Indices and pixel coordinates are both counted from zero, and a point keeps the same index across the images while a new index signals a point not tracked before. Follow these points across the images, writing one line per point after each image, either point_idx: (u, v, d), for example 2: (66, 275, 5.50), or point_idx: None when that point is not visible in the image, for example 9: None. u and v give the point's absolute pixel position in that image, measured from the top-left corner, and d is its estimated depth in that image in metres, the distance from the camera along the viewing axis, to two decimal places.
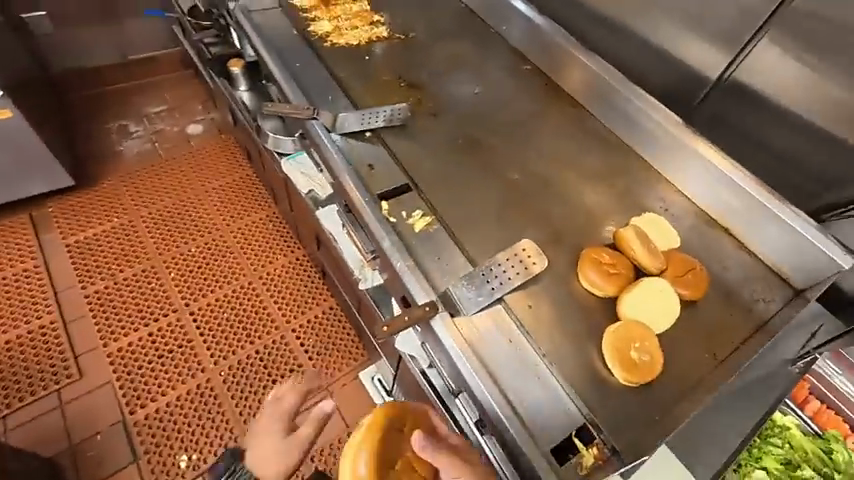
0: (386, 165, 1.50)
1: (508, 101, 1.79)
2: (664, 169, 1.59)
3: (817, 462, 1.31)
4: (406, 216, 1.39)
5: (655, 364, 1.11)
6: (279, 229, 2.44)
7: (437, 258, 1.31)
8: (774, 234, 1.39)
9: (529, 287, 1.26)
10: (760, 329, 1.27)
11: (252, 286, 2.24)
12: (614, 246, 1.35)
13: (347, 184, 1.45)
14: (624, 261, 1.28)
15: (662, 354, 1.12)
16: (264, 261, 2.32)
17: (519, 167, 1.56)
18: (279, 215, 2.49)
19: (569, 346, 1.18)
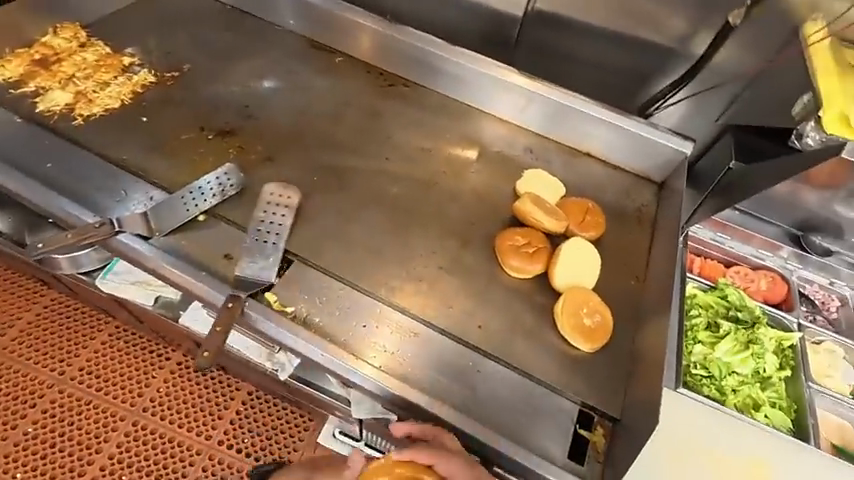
0: (247, 243, 1.18)
1: (339, 105, 1.57)
2: (516, 120, 1.61)
3: (722, 307, 1.53)
4: (304, 298, 1.13)
5: (606, 319, 1.15)
6: (87, 325, 1.42)
7: (362, 325, 1.11)
8: (620, 143, 1.53)
9: (468, 302, 1.18)
10: (653, 234, 1.41)
11: (90, 435, 1.28)
12: (518, 221, 1.33)
13: (206, 293, 1.09)
14: (537, 233, 1.29)
15: (606, 307, 1.17)
16: (88, 388, 1.33)
17: (389, 176, 1.40)
18: (77, 305, 1.44)
19: (531, 343, 1.14)
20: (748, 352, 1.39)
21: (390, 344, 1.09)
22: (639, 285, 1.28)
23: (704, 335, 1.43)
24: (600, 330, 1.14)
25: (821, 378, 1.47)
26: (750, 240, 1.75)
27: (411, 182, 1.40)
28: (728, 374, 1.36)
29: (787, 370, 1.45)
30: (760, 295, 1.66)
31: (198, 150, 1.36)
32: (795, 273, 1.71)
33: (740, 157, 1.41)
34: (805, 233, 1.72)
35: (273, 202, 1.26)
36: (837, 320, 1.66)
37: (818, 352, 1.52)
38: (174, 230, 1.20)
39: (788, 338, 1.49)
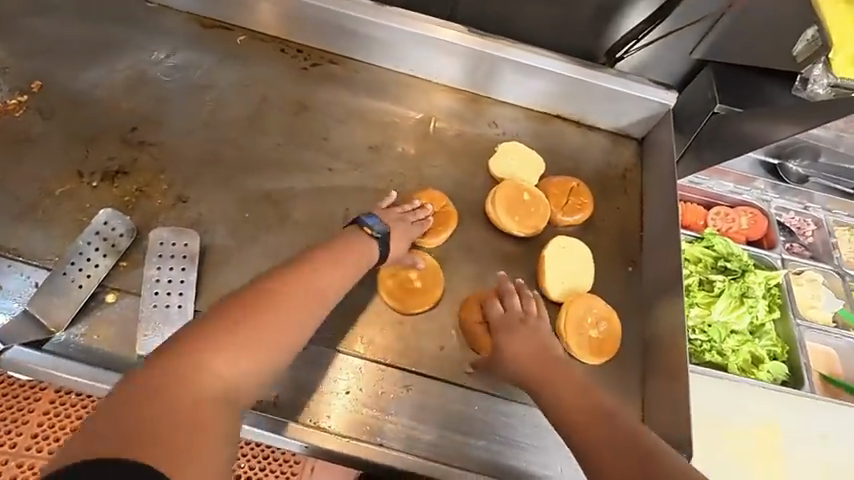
0: (156, 315, 0.94)
1: (256, 106, 1.25)
2: (473, 88, 1.35)
3: (711, 258, 1.46)
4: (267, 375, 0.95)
5: (611, 322, 1.07)
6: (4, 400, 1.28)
7: (344, 393, 0.96)
8: (586, 98, 1.32)
9: (457, 335, 1.05)
10: (643, 200, 1.26)
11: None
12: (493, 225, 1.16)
13: None
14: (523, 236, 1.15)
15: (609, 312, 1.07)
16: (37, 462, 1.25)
17: (337, 192, 1.15)
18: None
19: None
20: (743, 307, 1.36)
21: (382, 409, 0.96)
22: (636, 269, 1.17)
23: (698, 297, 1.38)
24: (598, 346, 1.05)
25: (808, 310, 1.48)
26: (725, 177, 1.66)
27: (366, 195, 1.17)
28: (726, 334, 1.33)
29: (778, 312, 1.43)
30: (742, 234, 1.61)
31: (85, 206, 1.05)
32: (772, 204, 1.68)
33: (726, 97, 1.24)
34: (782, 162, 1.61)
35: (169, 254, 0.97)
36: (814, 244, 1.66)
37: (803, 285, 1.52)
38: (75, 323, 0.94)
39: (775, 277, 1.45)
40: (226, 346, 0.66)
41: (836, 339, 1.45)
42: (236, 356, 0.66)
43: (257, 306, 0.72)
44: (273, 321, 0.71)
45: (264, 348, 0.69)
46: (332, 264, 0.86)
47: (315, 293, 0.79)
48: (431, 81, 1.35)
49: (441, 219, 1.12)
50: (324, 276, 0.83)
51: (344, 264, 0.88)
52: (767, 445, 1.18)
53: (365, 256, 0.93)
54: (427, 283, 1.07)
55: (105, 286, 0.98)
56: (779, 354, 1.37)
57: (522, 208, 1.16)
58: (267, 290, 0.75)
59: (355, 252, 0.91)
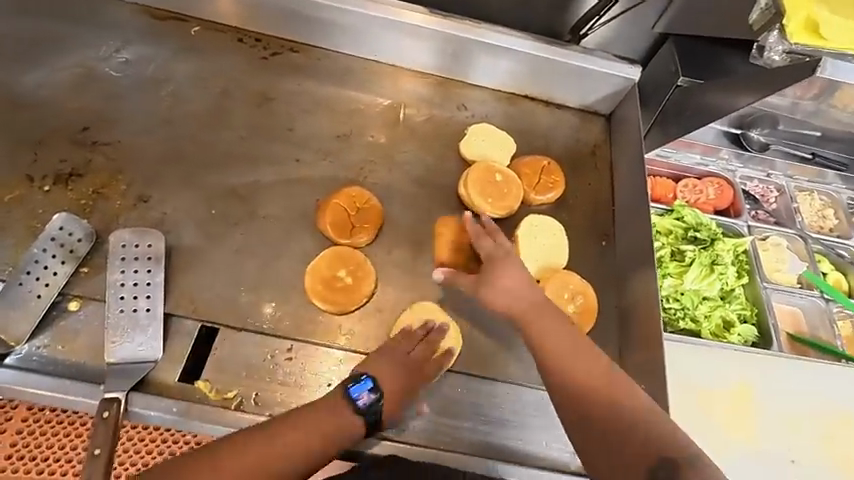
0: (123, 321, 0.90)
1: (216, 99, 1.21)
2: (441, 71, 1.33)
3: (682, 230, 1.50)
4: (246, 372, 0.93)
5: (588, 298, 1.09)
6: None
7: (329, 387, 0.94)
8: (552, 76, 1.32)
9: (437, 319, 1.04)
10: (614, 176, 1.27)
11: None
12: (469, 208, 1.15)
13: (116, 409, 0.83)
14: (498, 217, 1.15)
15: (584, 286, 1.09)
16: None
17: (307, 183, 1.12)
18: None
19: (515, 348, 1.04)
20: (713, 274, 1.40)
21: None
22: (610, 244, 1.18)
23: (671, 267, 1.41)
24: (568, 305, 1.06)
25: (774, 273, 1.54)
26: (692, 148, 1.69)
27: (337, 184, 1.14)
28: (698, 301, 1.37)
29: (746, 277, 1.48)
30: (710, 205, 1.65)
31: (39, 212, 1.00)
32: (737, 174, 1.72)
33: (688, 70, 1.26)
34: (745, 131, 1.67)
35: (132, 257, 0.93)
36: (777, 210, 1.71)
37: (769, 250, 1.57)
38: (38, 334, 0.90)
39: (742, 244, 1.50)
40: (207, 476, 0.73)
41: (800, 299, 1.52)
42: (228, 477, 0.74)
43: (285, 424, 0.79)
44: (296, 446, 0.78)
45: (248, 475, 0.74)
46: (318, 431, 0.80)
47: (299, 450, 0.78)
48: (398, 66, 1.33)
49: (367, 218, 1.08)
50: (318, 435, 0.80)
51: (334, 427, 0.81)
52: (745, 403, 1.21)
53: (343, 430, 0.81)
54: (356, 281, 1.01)
55: (67, 294, 0.93)
56: (748, 317, 1.42)
57: (497, 189, 1.16)
58: (279, 436, 0.78)
59: (342, 418, 0.82)
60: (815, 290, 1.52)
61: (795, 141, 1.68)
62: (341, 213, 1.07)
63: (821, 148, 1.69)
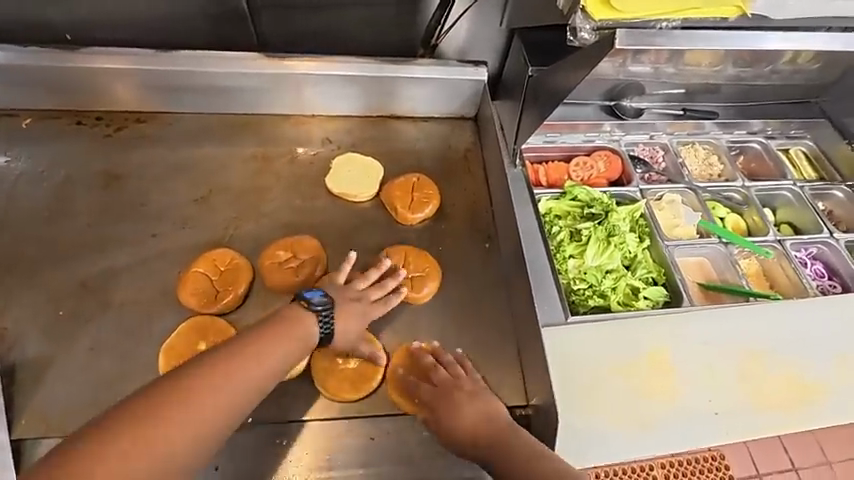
0: None
1: (57, 189, 1.14)
2: (296, 110, 1.31)
3: (577, 209, 1.51)
4: None
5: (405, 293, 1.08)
6: None
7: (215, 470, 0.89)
8: (407, 92, 1.32)
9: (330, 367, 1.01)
10: (487, 176, 1.28)
11: None
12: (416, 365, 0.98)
13: None
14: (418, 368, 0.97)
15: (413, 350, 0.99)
16: None
17: (164, 257, 1.06)
18: None
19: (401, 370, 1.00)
20: (611, 246, 1.42)
21: (264, 472, 0.89)
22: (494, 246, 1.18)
23: (571, 248, 1.42)
24: (365, 380, 0.99)
25: (673, 230, 1.58)
26: (575, 129, 1.72)
27: (199, 250, 1.09)
28: (602, 275, 1.39)
29: (646, 239, 1.52)
30: (602, 178, 1.69)
31: None
32: (622, 142, 1.77)
33: (535, 60, 1.31)
34: (617, 101, 1.75)
35: None
36: (666, 168, 1.78)
37: (664, 208, 1.62)
38: None
39: (637, 209, 1.54)
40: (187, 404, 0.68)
41: (704, 248, 1.56)
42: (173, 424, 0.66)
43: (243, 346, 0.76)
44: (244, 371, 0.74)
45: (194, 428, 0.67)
46: (277, 342, 0.79)
47: (298, 323, 0.84)
48: (253, 113, 1.30)
49: (229, 280, 1.03)
50: (270, 352, 0.78)
51: (289, 337, 0.81)
52: (663, 367, 1.20)
53: (301, 344, 0.82)
54: None
55: None
56: (656, 278, 1.45)
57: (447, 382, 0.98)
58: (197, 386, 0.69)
59: (300, 319, 0.85)
60: (714, 237, 1.57)
61: (665, 102, 1.79)
62: (204, 281, 1.02)
63: (690, 103, 1.80)
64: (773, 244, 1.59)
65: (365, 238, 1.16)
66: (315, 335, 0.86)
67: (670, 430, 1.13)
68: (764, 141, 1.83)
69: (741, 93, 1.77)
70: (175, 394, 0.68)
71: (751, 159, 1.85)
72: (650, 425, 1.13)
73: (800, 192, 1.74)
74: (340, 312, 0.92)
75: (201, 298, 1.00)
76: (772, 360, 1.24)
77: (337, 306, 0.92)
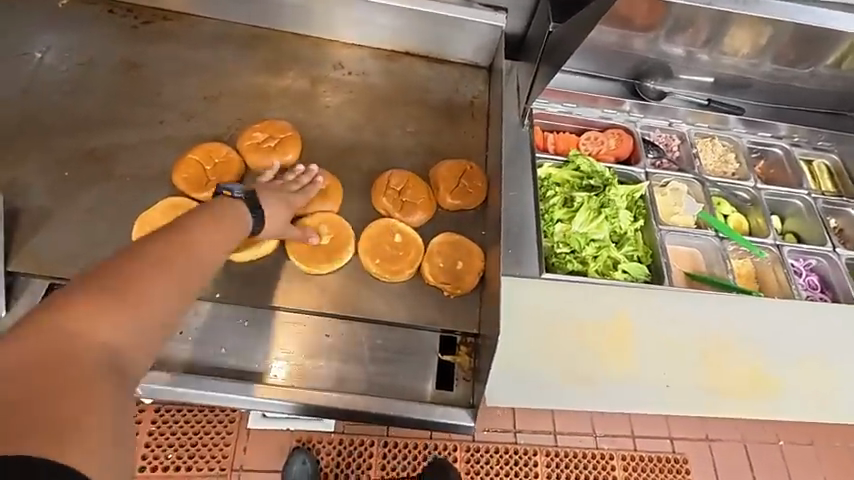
0: None
1: (81, 66, 1.21)
2: (317, 32, 1.35)
3: (576, 179, 1.51)
4: None
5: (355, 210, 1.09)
6: None
7: (195, 332, 0.96)
8: (424, 31, 1.34)
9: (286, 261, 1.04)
10: (488, 124, 1.29)
11: None
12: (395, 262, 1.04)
13: None
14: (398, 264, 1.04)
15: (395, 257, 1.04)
16: None
17: (167, 143, 1.13)
18: None
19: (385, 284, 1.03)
20: (601, 217, 1.42)
21: (238, 347, 0.97)
22: (485, 183, 1.15)
23: (561, 212, 1.43)
24: (334, 249, 1.04)
25: (670, 216, 1.56)
26: (594, 102, 1.71)
27: (199, 143, 1.15)
28: (586, 243, 1.39)
29: (641, 220, 1.51)
30: (611, 155, 1.68)
31: None
32: (639, 124, 1.74)
33: (557, 16, 1.29)
34: (640, 81, 1.71)
35: None
36: (680, 157, 1.74)
37: (666, 194, 1.60)
38: None
39: (637, 190, 1.52)
40: (116, 292, 0.59)
41: (697, 240, 1.54)
42: (107, 329, 0.56)
43: (135, 256, 0.62)
44: (152, 285, 0.61)
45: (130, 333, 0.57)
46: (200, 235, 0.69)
47: (228, 229, 0.75)
48: (274, 28, 1.34)
49: (221, 167, 1.12)
50: (217, 233, 0.72)
51: (231, 223, 0.76)
52: (624, 333, 1.20)
53: (239, 232, 0.78)
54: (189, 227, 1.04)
55: None
56: (642, 257, 1.45)
57: (454, 276, 1.02)
58: (147, 256, 0.62)
59: (232, 218, 0.78)
60: (711, 230, 1.54)
61: (692, 88, 1.73)
62: (197, 168, 1.09)
63: (717, 95, 1.74)
64: (770, 247, 1.57)
65: (357, 159, 1.18)
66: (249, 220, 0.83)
67: (617, 393, 1.15)
68: (787, 147, 1.77)
69: (775, 92, 1.71)
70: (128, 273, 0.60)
71: (771, 164, 1.79)
72: (598, 383, 1.15)
73: (812, 202, 1.69)
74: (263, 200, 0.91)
75: (194, 184, 1.08)
76: (743, 347, 1.23)
77: (259, 195, 0.92)
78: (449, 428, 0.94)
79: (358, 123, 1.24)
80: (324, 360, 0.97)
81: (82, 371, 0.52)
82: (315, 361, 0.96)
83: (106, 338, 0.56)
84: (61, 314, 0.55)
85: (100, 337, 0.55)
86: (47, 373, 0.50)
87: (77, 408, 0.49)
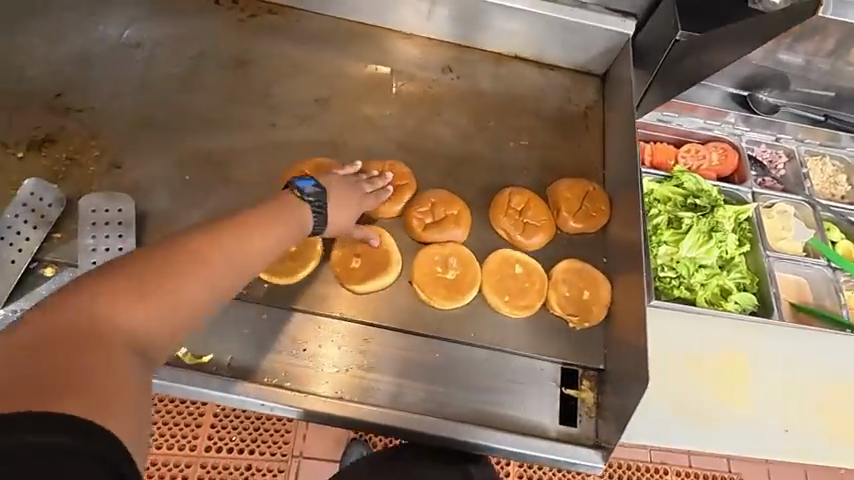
0: None
1: (191, 62, 1.18)
2: (425, 31, 1.28)
3: (680, 197, 1.43)
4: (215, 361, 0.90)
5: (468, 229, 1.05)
6: None
7: (315, 350, 0.93)
8: (540, 34, 1.25)
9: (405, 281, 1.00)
10: (605, 139, 1.21)
11: None
12: (521, 294, 0.99)
13: None
14: (525, 296, 0.99)
15: (521, 288, 0.99)
16: None
17: (280, 148, 1.10)
18: None
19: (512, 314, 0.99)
20: (711, 241, 1.35)
21: (358, 367, 0.92)
22: (609, 206, 1.09)
23: (667, 234, 1.36)
24: (457, 289, 0.98)
25: (778, 242, 1.47)
26: (695, 112, 1.59)
27: (311, 149, 1.11)
28: (694, 269, 1.33)
29: (747, 245, 1.42)
30: (713, 171, 1.58)
31: (13, 178, 0.99)
32: (743, 138, 1.62)
33: (687, 22, 1.10)
34: (752, 91, 1.55)
35: (103, 221, 0.93)
36: (786, 177, 1.63)
37: (774, 217, 1.50)
38: (13, 299, 0.89)
39: (745, 211, 1.42)
40: (164, 270, 0.59)
41: (806, 269, 1.45)
42: (144, 306, 0.57)
43: (186, 240, 0.62)
44: (198, 272, 0.60)
45: (165, 312, 0.58)
46: (258, 229, 0.68)
47: (281, 222, 0.72)
48: (380, 25, 1.28)
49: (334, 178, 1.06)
50: (269, 227, 0.70)
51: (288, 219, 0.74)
52: (739, 370, 1.15)
53: (290, 236, 0.74)
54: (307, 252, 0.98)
55: (41, 260, 0.92)
56: (748, 285, 1.37)
57: (583, 306, 0.99)
58: (196, 242, 0.62)
59: (290, 213, 0.75)
60: (821, 259, 1.45)
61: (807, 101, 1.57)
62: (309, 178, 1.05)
63: (834, 110, 1.57)
64: None
65: (472, 172, 1.13)
66: (310, 222, 0.79)
67: (723, 435, 1.09)
68: None
69: None
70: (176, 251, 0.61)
71: None
72: (716, 423, 1.10)
73: None
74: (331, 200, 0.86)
75: None
76: None
77: (327, 192, 0.86)
78: (575, 467, 0.91)
79: (470, 133, 1.18)
80: (447, 387, 0.92)
81: (114, 349, 0.54)
82: (438, 388, 0.92)
83: (143, 315, 0.57)
84: (116, 281, 0.57)
85: (136, 310, 0.56)
86: (83, 341, 0.53)
87: (105, 382, 0.52)
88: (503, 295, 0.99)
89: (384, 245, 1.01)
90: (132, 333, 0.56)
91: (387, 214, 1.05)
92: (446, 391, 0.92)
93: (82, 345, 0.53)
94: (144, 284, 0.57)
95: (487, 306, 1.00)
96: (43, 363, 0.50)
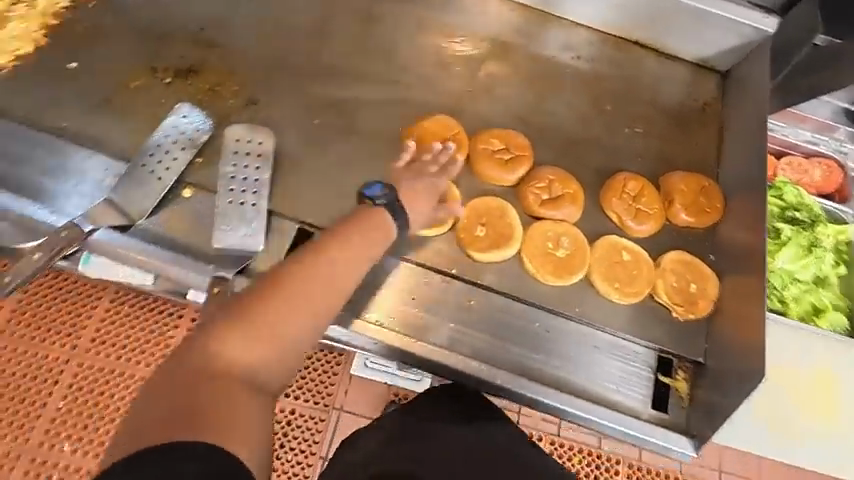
0: (232, 211, 0.96)
1: (323, 10, 1.21)
2: (549, 7, 1.27)
3: (780, 208, 1.39)
4: None
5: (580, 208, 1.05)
6: None
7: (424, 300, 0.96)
8: (668, 23, 1.23)
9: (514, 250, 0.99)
10: (721, 138, 1.19)
11: None
12: (630, 278, 0.99)
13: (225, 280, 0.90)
14: (634, 280, 0.99)
15: (630, 272, 1.00)
16: None
17: (402, 105, 1.13)
18: None
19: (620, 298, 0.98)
20: (809, 257, 1.32)
21: (463, 325, 0.95)
22: (723, 206, 1.09)
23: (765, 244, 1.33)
24: (565, 267, 0.98)
25: None
26: (805, 124, 1.53)
27: (431, 109, 1.14)
28: (788, 282, 1.31)
29: (843, 266, 1.38)
30: (814, 187, 1.52)
31: (160, 101, 1.05)
32: None
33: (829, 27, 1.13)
34: None
35: (244, 153, 1.00)
36: None
37: None
38: (154, 214, 0.96)
39: (845, 232, 1.38)
40: (270, 304, 0.67)
41: None
42: (258, 344, 0.64)
43: (281, 278, 0.70)
44: (290, 308, 0.67)
45: (272, 347, 0.65)
46: (340, 250, 0.76)
47: (368, 240, 0.80)
48: None
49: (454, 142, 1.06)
50: (345, 249, 0.77)
51: (369, 237, 0.81)
52: (829, 391, 1.13)
53: (378, 236, 0.83)
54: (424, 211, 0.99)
55: (181, 181, 0.99)
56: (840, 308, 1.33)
57: (689, 299, 0.99)
58: (286, 281, 0.70)
59: (371, 232, 0.82)
60: None
61: None
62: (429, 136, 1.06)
63: None
64: None
65: (584, 153, 1.13)
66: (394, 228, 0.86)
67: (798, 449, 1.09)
68: None
69: None
70: (265, 296, 0.68)
71: None
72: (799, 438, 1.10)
73: None
74: (403, 199, 0.91)
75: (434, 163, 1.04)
76: None
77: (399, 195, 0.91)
78: (658, 450, 0.94)
79: (585, 115, 1.18)
80: (545, 356, 0.95)
81: (234, 389, 0.60)
82: (536, 355, 0.94)
83: (256, 353, 0.64)
84: (232, 320, 0.65)
85: (244, 348, 0.63)
86: (215, 376, 0.60)
87: (229, 422, 0.57)
88: (613, 276, 0.99)
89: (495, 211, 1.01)
90: (250, 366, 0.63)
91: (501, 182, 1.05)
92: (544, 359, 0.94)
93: (207, 382, 0.60)
94: (248, 323, 0.65)
95: (592, 289, 1.00)
96: (176, 398, 0.58)
